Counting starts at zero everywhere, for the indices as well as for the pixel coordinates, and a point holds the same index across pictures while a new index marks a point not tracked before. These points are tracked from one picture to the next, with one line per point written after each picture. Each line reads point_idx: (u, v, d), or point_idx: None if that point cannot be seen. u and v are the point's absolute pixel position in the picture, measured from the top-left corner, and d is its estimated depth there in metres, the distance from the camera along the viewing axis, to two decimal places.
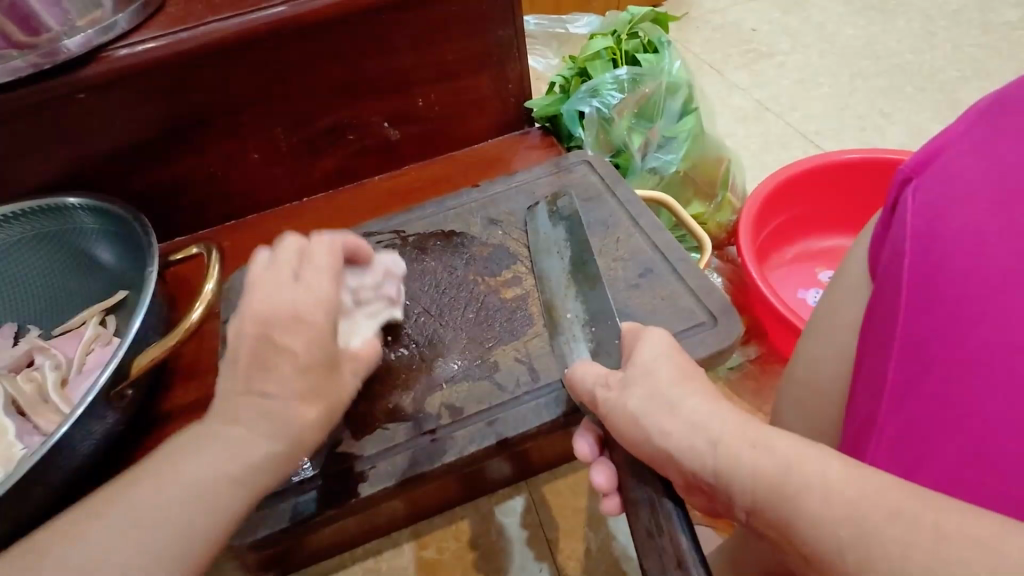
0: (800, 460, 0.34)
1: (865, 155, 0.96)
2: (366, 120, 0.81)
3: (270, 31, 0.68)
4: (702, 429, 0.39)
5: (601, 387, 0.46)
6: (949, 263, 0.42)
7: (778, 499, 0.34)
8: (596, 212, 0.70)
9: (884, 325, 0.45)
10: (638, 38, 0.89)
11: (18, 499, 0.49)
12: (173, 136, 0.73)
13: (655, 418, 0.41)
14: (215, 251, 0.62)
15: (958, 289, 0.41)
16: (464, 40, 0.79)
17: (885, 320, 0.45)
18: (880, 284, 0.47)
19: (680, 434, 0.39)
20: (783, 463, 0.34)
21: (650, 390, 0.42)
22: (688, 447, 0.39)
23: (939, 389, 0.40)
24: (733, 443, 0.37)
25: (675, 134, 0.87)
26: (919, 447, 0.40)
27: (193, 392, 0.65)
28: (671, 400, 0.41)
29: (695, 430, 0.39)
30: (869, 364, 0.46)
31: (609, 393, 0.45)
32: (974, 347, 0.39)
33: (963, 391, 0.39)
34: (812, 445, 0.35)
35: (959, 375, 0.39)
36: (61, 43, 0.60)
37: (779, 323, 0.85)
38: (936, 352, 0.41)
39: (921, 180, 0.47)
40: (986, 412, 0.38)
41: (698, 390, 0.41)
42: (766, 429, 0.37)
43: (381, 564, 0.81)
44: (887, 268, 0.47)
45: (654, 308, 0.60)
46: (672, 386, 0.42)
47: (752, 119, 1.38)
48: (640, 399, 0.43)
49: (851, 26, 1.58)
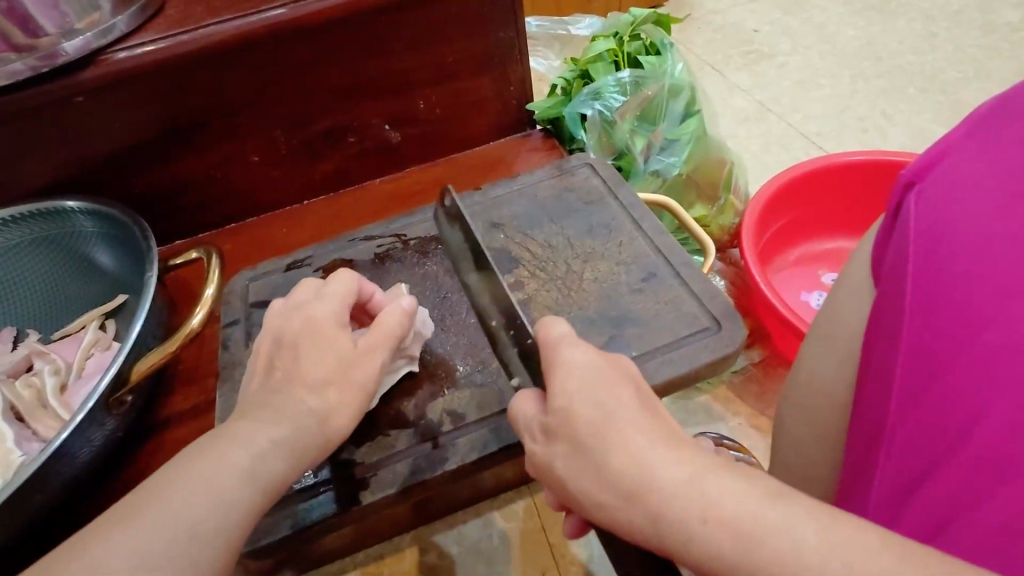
0: (751, 531, 0.30)
1: (868, 157, 0.96)
2: (367, 123, 0.81)
3: (269, 33, 0.68)
4: (644, 473, 0.33)
5: (528, 435, 0.40)
6: (953, 272, 0.41)
7: (745, 561, 0.29)
8: (598, 216, 0.70)
9: (889, 336, 0.44)
10: (641, 39, 0.89)
11: (16, 507, 0.48)
12: (172, 138, 0.72)
13: (589, 463, 0.35)
14: (216, 255, 0.62)
15: (962, 299, 0.40)
16: (465, 42, 0.78)
17: (890, 325, 0.45)
18: (885, 293, 0.46)
19: (622, 487, 0.34)
20: (733, 529, 0.30)
21: (577, 429, 0.36)
22: (632, 495, 0.33)
23: (942, 404, 0.38)
24: (673, 509, 0.32)
25: (678, 136, 0.86)
26: (923, 465, 0.38)
27: (193, 398, 0.65)
28: (597, 456, 0.35)
29: (637, 475, 0.33)
30: (875, 370, 0.45)
31: (536, 447, 0.39)
32: (979, 361, 0.38)
33: (967, 407, 0.37)
34: (760, 511, 0.30)
35: (963, 389, 0.38)
36: (60, 46, 0.61)
37: (783, 326, 0.85)
38: (941, 365, 0.39)
39: (924, 186, 0.46)
40: (991, 432, 0.36)
41: (626, 434, 0.35)
42: (707, 486, 0.31)
43: (382, 570, 0.80)
44: (892, 277, 0.46)
45: (658, 313, 0.59)
46: (601, 419, 0.36)
47: (753, 120, 1.37)
48: (569, 445, 0.37)
49: (851, 27, 1.58)
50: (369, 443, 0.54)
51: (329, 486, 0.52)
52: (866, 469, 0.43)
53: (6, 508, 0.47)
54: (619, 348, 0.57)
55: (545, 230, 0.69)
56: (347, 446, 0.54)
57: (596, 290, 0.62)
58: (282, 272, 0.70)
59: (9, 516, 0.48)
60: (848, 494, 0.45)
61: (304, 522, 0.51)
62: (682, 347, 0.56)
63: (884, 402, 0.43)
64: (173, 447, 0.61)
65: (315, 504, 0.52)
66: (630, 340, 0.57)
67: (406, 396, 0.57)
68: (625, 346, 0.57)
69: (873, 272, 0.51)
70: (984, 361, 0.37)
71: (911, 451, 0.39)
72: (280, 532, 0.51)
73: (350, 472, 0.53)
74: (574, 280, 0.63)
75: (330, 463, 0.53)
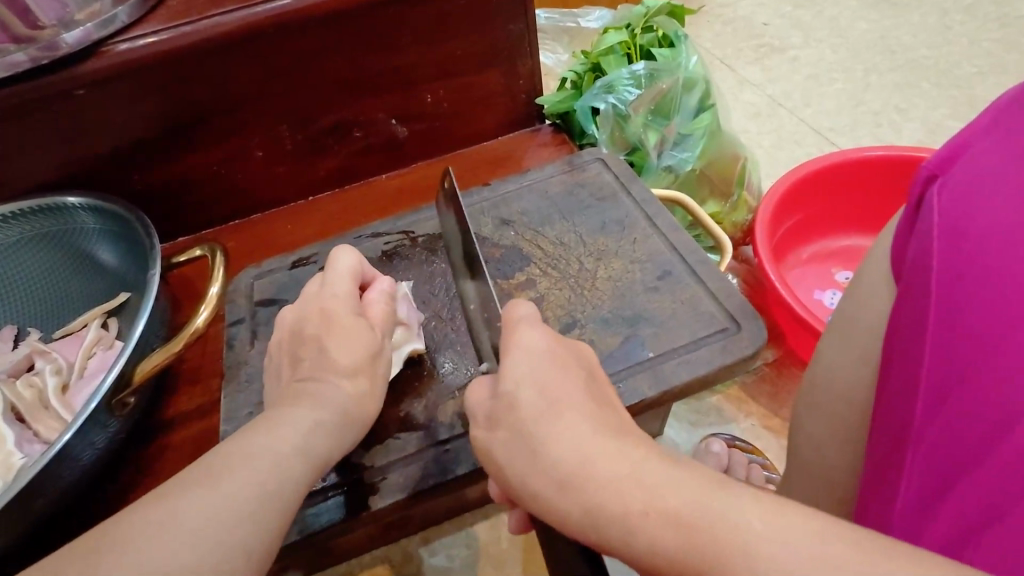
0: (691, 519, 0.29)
1: (889, 152, 0.94)
2: (373, 117, 0.79)
3: (274, 24, 0.66)
4: (593, 464, 0.33)
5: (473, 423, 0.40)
6: (978, 271, 0.38)
7: (687, 553, 0.29)
8: (611, 212, 0.68)
9: (915, 337, 0.42)
10: (653, 32, 0.87)
11: (18, 512, 0.47)
12: (175, 133, 0.71)
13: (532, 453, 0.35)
14: (220, 253, 0.60)
15: (988, 299, 0.37)
16: (474, 34, 0.77)
17: (914, 323, 0.43)
18: (908, 291, 0.44)
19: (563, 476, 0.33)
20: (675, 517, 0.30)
21: (523, 415, 0.36)
22: (587, 485, 0.33)
23: (969, 412, 0.36)
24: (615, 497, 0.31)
25: (691, 131, 0.84)
26: (950, 475, 0.37)
27: (197, 398, 0.63)
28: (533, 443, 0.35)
29: (586, 467, 0.33)
30: (901, 370, 0.43)
31: (477, 432, 0.39)
32: (1007, 367, 0.35)
33: (995, 414, 0.35)
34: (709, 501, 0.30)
35: (988, 397, 0.36)
36: (60, 37, 0.59)
37: (798, 326, 0.83)
38: (966, 370, 0.37)
39: (946, 180, 0.43)
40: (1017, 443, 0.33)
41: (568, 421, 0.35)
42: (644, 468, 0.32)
43: (390, 572, 0.79)
44: (914, 275, 0.44)
45: (674, 313, 0.57)
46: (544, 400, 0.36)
47: (764, 116, 1.35)
48: (513, 433, 0.36)
49: (864, 21, 1.55)
50: (378, 447, 0.53)
51: (338, 490, 0.51)
52: (892, 471, 0.42)
53: (7, 514, 0.46)
54: (635, 348, 0.55)
55: (556, 227, 0.67)
56: (358, 449, 0.52)
57: (610, 289, 0.60)
58: (288, 270, 0.68)
59: (10, 522, 0.47)
60: (873, 495, 0.43)
61: (313, 526, 0.50)
62: (700, 348, 0.55)
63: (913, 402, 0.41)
64: (177, 449, 0.60)
65: (325, 507, 0.51)
66: (646, 340, 0.56)
67: (415, 398, 0.55)
68: (642, 346, 0.55)
69: (893, 270, 0.49)
70: (1004, 367, 0.35)
71: (938, 456, 0.38)
72: (290, 536, 0.50)
73: (359, 477, 0.51)
74: (588, 278, 0.62)
75: (340, 467, 0.52)
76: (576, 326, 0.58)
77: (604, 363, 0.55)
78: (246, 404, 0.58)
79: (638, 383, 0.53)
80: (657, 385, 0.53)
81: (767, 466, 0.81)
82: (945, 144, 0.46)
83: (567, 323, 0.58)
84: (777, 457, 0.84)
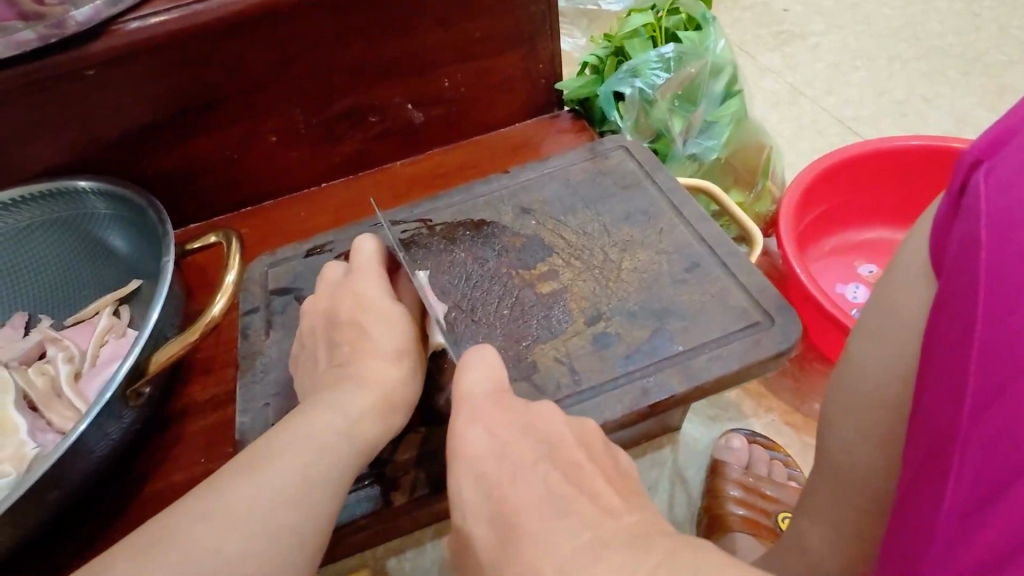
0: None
1: (926, 143, 0.91)
2: (390, 102, 0.77)
3: (290, 3, 0.64)
4: (539, 513, 0.37)
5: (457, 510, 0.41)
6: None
7: None
8: (635, 201, 0.66)
9: (957, 338, 0.38)
10: (679, 14, 0.84)
11: (32, 505, 0.46)
12: (187, 117, 0.69)
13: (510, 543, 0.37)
14: (235, 240, 0.59)
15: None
16: (495, 15, 0.74)
17: (955, 321, 0.38)
18: (948, 289, 0.40)
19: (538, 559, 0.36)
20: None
21: (500, 498, 0.39)
22: (532, 538, 0.36)
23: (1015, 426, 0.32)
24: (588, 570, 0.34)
25: (717, 118, 0.82)
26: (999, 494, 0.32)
27: (212, 389, 0.62)
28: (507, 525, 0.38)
29: (530, 517, 0.37)
30: (938, 377, 0.39)
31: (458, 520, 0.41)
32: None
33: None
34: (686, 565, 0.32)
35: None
36: (69, 13, 0.56)
37: (823, 320, 0.81)
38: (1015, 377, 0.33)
39: (992, 166, 0.39)
40: None
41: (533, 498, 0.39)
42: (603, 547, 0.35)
43: (405, 564, 0.79)
44: (956, 271, 0.39)
45: (704, 306, 0.56)
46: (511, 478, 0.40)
47: (785, 104, 1.31)
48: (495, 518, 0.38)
49: (888, 6, 1.50)
50: (400, 441, 0.51)
51: (362, 483, 0.50)
52: (928, 483, 0.37)
53: (22, 506, 0.45)
54: (663, 343, 0.53)
55: (578, 216, 0.65)
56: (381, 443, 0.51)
57: (636, 281, 0.58)
58: (302, 258, 0.66)
59: (25, 515, 0.46)
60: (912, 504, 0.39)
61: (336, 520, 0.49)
62: (730, 343, 0.53)
63: (956, 405, 0.37)
64: (192, 441, 0.59)
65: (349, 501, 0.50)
66: (675, 334, 0.54)
67: (437, 391, 0.53)
68: (670, 341, 0.53)
69: (932, 264, 0.45)
70: None
71: (985, 474, 0.33)
72: None
73: (383, 470, 0.50)
74: (612, 269, 0.60)
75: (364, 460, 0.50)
76: (601, 319, 0.56)
77: (631, 356, 0.53)
78: (263, 395, 0.56)
79: (667, 377, 0.51)
80: (687, 381, 0.51)
81: (789, 463, 0.80)
82: (990, 128, 0.41)
83: (592, 316, 0.56)
84: (798, 454, 0.82)
